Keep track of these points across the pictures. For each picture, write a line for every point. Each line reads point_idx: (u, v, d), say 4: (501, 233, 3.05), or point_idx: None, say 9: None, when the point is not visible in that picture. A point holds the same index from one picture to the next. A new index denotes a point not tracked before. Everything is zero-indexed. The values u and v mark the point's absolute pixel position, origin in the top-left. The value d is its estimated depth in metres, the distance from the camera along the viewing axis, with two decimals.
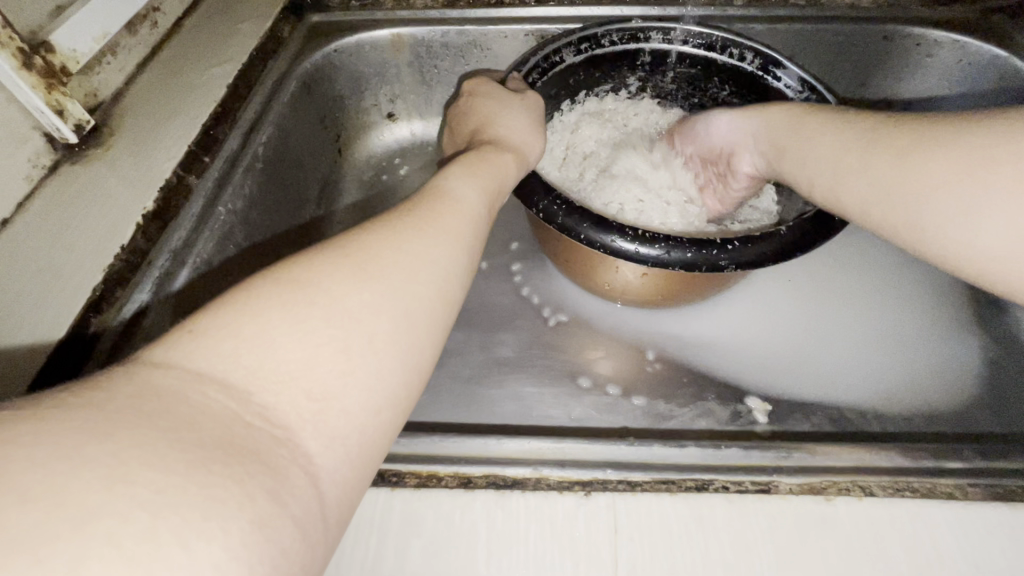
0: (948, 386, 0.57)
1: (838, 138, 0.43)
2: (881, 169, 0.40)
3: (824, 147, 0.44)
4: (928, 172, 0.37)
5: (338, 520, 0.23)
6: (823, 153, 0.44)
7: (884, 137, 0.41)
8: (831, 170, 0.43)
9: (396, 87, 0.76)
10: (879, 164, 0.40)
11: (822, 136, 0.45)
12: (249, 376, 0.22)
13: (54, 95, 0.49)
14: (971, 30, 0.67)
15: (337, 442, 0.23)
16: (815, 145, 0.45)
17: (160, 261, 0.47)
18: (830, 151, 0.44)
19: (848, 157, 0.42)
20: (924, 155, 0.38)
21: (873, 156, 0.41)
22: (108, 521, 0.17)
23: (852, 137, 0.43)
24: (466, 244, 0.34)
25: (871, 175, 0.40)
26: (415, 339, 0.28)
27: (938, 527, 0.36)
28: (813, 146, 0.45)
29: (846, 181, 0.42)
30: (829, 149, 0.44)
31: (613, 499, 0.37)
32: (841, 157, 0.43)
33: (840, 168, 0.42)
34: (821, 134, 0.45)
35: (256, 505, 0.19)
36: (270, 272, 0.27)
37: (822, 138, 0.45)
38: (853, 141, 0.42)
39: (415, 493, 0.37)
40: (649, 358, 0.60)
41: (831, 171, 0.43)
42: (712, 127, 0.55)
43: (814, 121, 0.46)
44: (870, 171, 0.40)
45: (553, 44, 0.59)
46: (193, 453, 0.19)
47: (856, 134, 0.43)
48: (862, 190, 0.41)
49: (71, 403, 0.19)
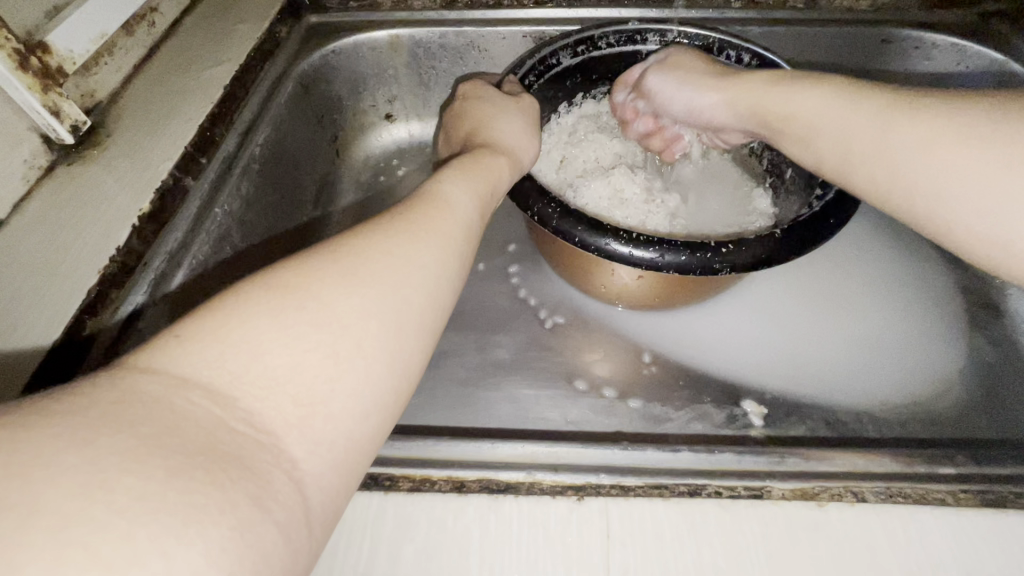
0: (941, 388, 0.58)
1: (849, 106, 0.42)
2: (896, 143, 0.39)
3: (834, 114, 0.42)
4: (943, 149, 0.36)
5: (324, 525, 0.24)
6: (832, 123, 0.42)
7: (900, 109, 0.39)
8: (843, 142, 0.42)
9: (393, 88, 0.76)
10: (892, 138, 0.39)
11: (825, 105, 0.43)
12: (235, 381, 0.22)
13: (50, 96, 0.49)
14: (968, 35, 0.67)
15: (324, 447, 0.23)
16: (821, 116, 0.43)
17: (156, 263, 0.47)
18: (838, 120, 0.42)
19: (860, 129, 0.41)
20: (938, 132, 0.37)
21: (887, 129, 0.39)
22: (88, 529, 0.17)
23: (866, 107, 0.41)
24: (458, 248, 0.34)
25: (885, 151, 0.39)
26: (405, 343, 0.28)
27: (928, 532, 0.36)
28: (817, 116, 0.43)
29: (860, 157, 0.41)
30: (838, 119, 0.42)
31: (606, 503, 0.37)
32: (852, 130, 0.41)
33: (852, 141, 0.41)
34: (821, 104, 0.43)
35: (238, 510, 0.19)
36: (260, 276, 0.27)
37: (824, 107, 0.43)
38: (866, 112, 0.41)
39: (408, 497, 0.37)
40: (645, 361, 0.60)
41: (838, 143, 0.42)
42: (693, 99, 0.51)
43: (808, 92, 0.44)
44: (881, 154, 0.40)
45: (550, 47, 0.59)
46: (175, 460, 0.19)
47: (868, 105, 0.41)
48: (875, 168, 0.40)
49: (55, 409, 0.19)
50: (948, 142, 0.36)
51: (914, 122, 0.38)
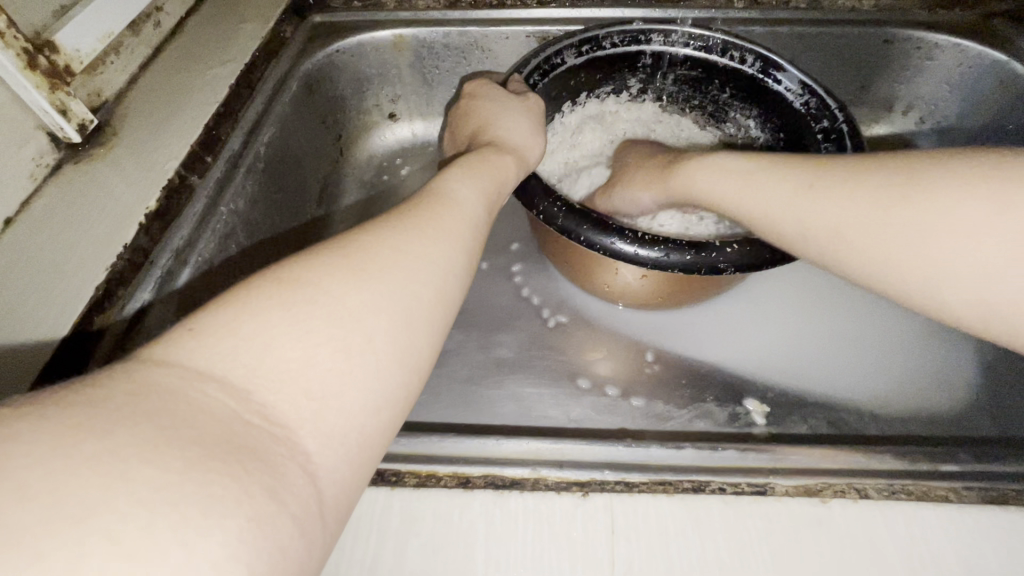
0: (943, 388, 0.58)
1: (773, 184, 0.42)
2: (822, 209, 0.40)
3: (761, 192, 0.43)
4: (868, 213, 0.38)
5: (337, 519, 0.24)
6: (758, 203, 0.43)
7: (814, 177, 0.41)
8: (765, 209, 0.42)
9: (397, 88, 0.76)
10: (815, 205, 0.40)
11: (749, 185, 0.44)
12: (249, 374, 0.23)
13: (57, 95, 0.49)
14: (972, 35, 0.67)
15: (337, 441, 0.24)
16: (744, 198, 0.44)
17: (162, 261, 0.48)
18: (762, 199, 0.43)
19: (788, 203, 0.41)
20: (860, 195, 0.38)
21: (818, 200, 0.40)
22: (108, 520, 0.17)
23: (792, 181, 0.42)
24: (465, 246, 0.34)
25: (811, 215, 0.40)
26: (415, 339, 0.28)
27: (931, 528, 0.36)
28: (743, 197, 0.44)
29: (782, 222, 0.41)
30: (764, 199, 0.42)
31: (611, 499, 0.37)
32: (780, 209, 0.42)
33: (782, 216, 0.41)
34: (741, 188, 0.44)
35: (254, 501, 0.20)
36: (270, 272, 0.27)
37: (749, 187, 0.44)
38: (791, 187, 0.41)
39: (414, 492, 0.37)
40: (648, 359, 0.60)
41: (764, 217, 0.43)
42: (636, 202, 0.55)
43: (728, 181, 0.45)
44: (813, 223, 0.40)
45: (553, 48, 0.59)
46: (192, 451, 0.19)
47: (792, 181, 0.42)
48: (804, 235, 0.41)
49: (73, 400, 0.20)
50: (879, 213, 0.37)
51: (838, 192, 0.39)
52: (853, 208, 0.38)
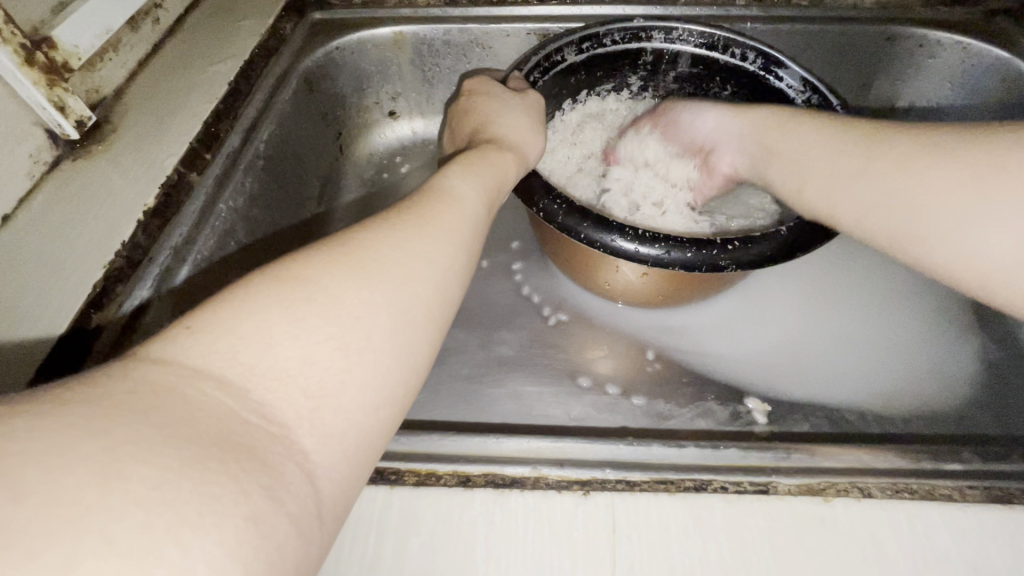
0: (944, 387, 0.57)
1: (839, 140, 0.44)
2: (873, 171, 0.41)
3: (824, 147, 0.45)
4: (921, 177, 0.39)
5: (335, 518, 0.24)
6: (818, 156, 0.45)
7: (872, 142, 0.42)
8: (821, 165, 0.44)
9: (397, 86, 0.76)
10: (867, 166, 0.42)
11: (815, 139, 0.46)
12: (247, 372, 0.22)
13: (55, 91, 0.49)
14: (974, 33, 0.67)
15: (335, 439, 0.24)
16: (806, 148, 0.46)
17: (161, 258, 0.48)
18: (826, 150, 0.45)
19: (848, 160, 0.43)
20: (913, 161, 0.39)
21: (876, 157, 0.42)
22: (102, 519, 0.17)
23: (856, 141, 0.43)
24: (465, 243, 0.34)
25: (863, 175, 0.42)
26: (414, 337, 0.28)
27: (935, 528, 0.36)
28: (810, 146, 0.46)
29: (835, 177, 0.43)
30: (826, 152, 0.44)
31: (612, 498, 0.37)
32: (837, 164, 0.43)
33: (836, 172, 0.43)
34: (808, 141, 0.46)
35: (251, 501, 0.20)
36: (268, 269, 0.27)
37: (818, 138, 0.46)
38: (855, 145, 0.43)
39: (413, 491, 0.37)
40: (649, 358, 0.60)
41: (819, 172, 0.44)
42: (700, 117, 0.56)
43: (800, 131, 0.47)
44: (863, 180, 0.42)
45: (554, 44, 0.59)
46: (188, 450, 0.19)
47: (859, 139, 0.43)
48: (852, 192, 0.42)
49: (68, 398, 0.19)
50: (927, 175, 0.38)
51: (894, 157, 0.41)
52: (904, 169, 0.40)
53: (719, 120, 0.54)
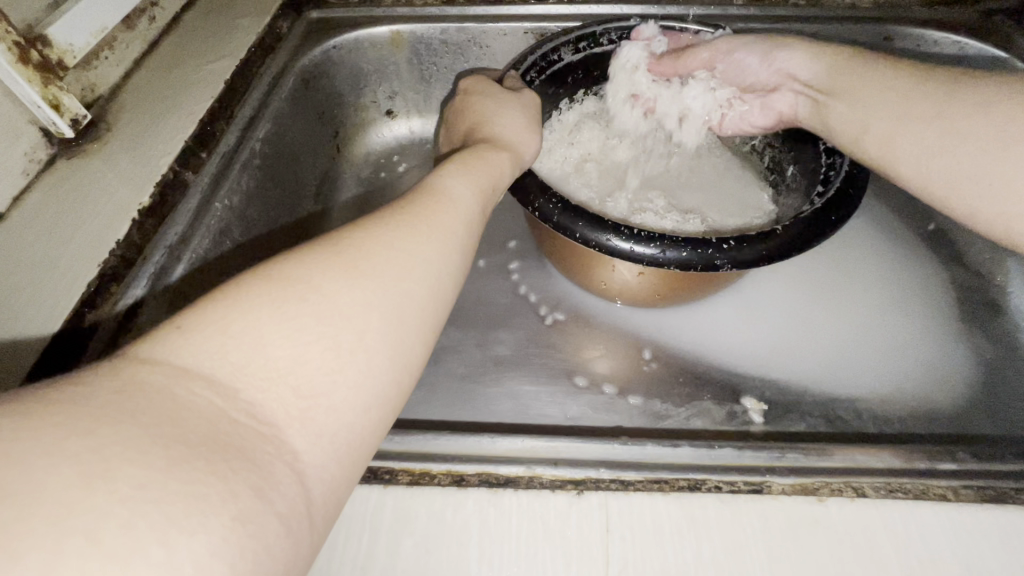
0: (942, 387, 0.57)
1: (908, 89, 0.46)
2: (934, 121, 0.44)
3: (893, 94, 0.47)
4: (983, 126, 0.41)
5: (325, 518, 0.24)
6: (886, 104, 0.47)
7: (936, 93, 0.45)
8: (882, 115, 0.47)
9: (394, 84, 0.76)
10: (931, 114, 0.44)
11: (883, 87, 0.48)
12: (237, 372, 0.22)
13: (50, 89, 0.49)
14: (971, 33, 0.67)
15: (325, 439, 0.23)
16: (873, 96, 0.48)
17: (156, 257, 0.47)
18: (895, 98, 0.47)
19: (917, 107, 0.45)
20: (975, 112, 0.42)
21: (945, 103, 0.44)
22: (88, 519, 0.17)
23: (924, 90, 0.45)
24: (460, 242, 0.34)
25: (923, 125, 0.44)
26: (407, 335, 0.28)
27: (929, 527, 0.36)
28: (878, 93, 0.48)
29: (895, 126, 0.46)
30: (894, 100, 0.47)
31: (606, 498, 0.37)
32: (905, 111, 0.46)
33: (900, 121, 0.46)
34: (873, 92, 0.48)
35: (239, 501, 0.19)
36: (260, 268, 0.26)
37: (887, 86, 0.48)
38: (924, 93, 0.45)
39: (407, 490, 0.37)
40: (646, 358, 0.60)
41: (884, 123, 0.47)
42: (767, 57, 0.56)
43: (869, 79, 0.49)
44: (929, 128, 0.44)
45: (550, 44, 0.59)
46: (176, 450, 0.19)
47: (927, 87, 0.45)
48: (912, 140, 0.45)
49: (55, 398, 0.19)
50: (996, 119, 0.41)
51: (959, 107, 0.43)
52: (973, 115, 0.42)
53: (792, 61, 0.55)
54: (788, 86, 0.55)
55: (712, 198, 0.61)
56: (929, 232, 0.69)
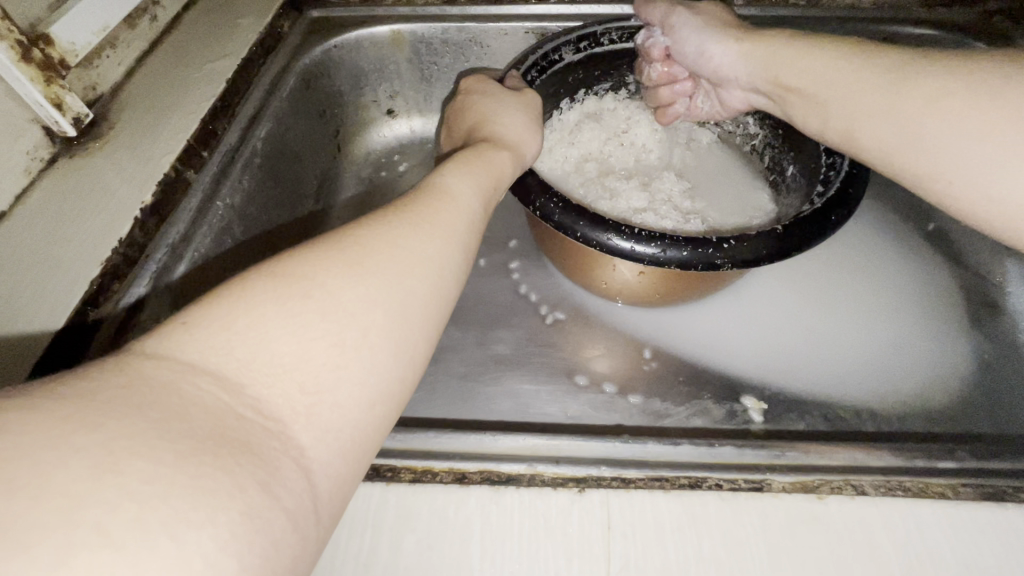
0: (940, 386, 0.58)
1: (856, 72, 0.43)
2: (889, 109, 0.40)
3: (845, 79, 0.43)
4: (941, 117, 0.38)
5: (331, 514, 0.24)
6: (840, 94, 0.44)
7: (895, 74, 0.41)
8: (840, 103, 0.44)
9: (395, 83, 0.76)
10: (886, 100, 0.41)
11: (834, 75, 0.44)
12: (243, 368, 0.22)
13: (52, 88, 0.49)
14: (969, 33, 0.67)
15: (331, 435, 0.24)
16: (828, 87, 0.44)
17: (158, 255, 0.47)
18: (847, 83, 0.43)
19: (872, 91, 0.41)
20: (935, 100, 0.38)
21: (894, 87, 0.40)
22: (97, 512, 0.17)
23: (874, 71, 0.42)
24: (462, 241, 0.34)
25: (880, 115, 0.41)
26: (410, 333, 0.28)
27: (929, 526, 0.36)
28: (831, 80, 0.44)
29: (853, 114, 0.43)
30: (849, 86, 0.43)
31: (607, 496, 0.37)
32: (857, 101, 0.42)
33: (856, 108, 0.43)
34: (828, 75, 0.44)
35: (246, 495, 0.20)
36: (263, 265, 0.27)
37: (837, 69, 0.44)
38: (873, 75, 0.42)
39: (410, 488, 0.37)
40: (646, 357, 0.60)
41: (843, 112, 0.44)
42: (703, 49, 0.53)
43: (817, 68, 0.45)
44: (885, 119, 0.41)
45: (552, 44, 0.59)
46: (183, 444, 0.19)
47: (878, 69, 0.42)
48: (872, 127, 0.42)
49: (61, 392, 0.19)
50: (948, 101, 0.37)
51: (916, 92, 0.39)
52: (924, 96, 0.39)
53: (729, 57, 0.52)
54: (734, 82, 0.54)
55: (716, 197, 0.62)
56: (928, 232, 0.69)
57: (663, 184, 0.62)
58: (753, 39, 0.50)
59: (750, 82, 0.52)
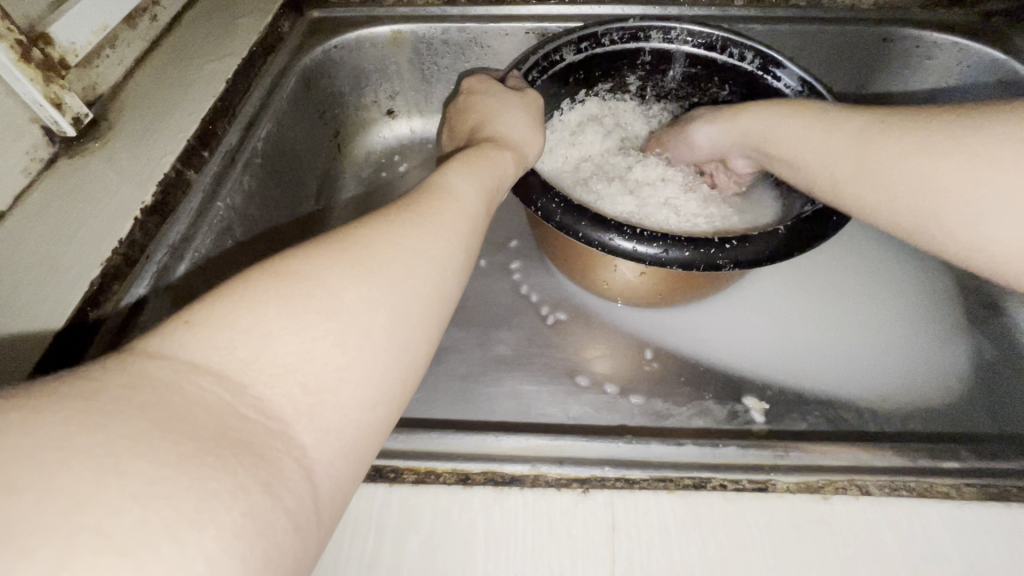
0: (939, 385, 0.58)
1: (844, 120, 0.45)
2: (881, 160, 0.42)
3: (833, 124, 0.46)
4: (931, 170, 0.39)
5: (332, 514, 0.24)
6: (813, 143, 0.46)
7: (884, 132, 0.43)
8: (831, 153, 0.45)
9: (395, 84, 0.76)
10: (880, 152, 0.42)
11: (801, 125, 0.47)
12: (246, 368, 0.22)
13: (52, 88, 0.49)
14: (970, 33, 0.67)
15: (333, 435, 0.24)
16: (799, 135, 0.47)
17: (158, 255, 0.47)
18: (842, 124, 0.45)
19: (866, 137, 0.43)
20: (926, 154, 0.40)
21: (877, 140, 0.43)
22: (98, 515, 0.17)
23: (870, 118, 0.44)
24: (464, 240, 0.34)
25: (872, 163, 0.42)
26: (412, 332, 0.28)
27: (935, 526, 0.36)
28: (806, 133, 0.47)
29: (845, 164, 0.44)
30: (833, 135, 0.45)
31: (611, 496, 0.37)
32: (839, 145, 0.45)
33: (846, 162, 0.44)
34: (806, 123, 0.47)
35: (249, 497, 0.19)
36: (266, 264, 0.26)
37: (819, 115, 0.47)
38: (868, 123, 0.44)
39: (412, 489, 0.37)
40: (647, 357, 0.60)
41: (833, 168, 0.45)
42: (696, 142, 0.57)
43: (790, 118, 0.48)
44: (877, 169, 0.42)
45: (553, 44, 0.59)
46: (186, 445, 0.19)
47: (867, 119, 0.44)
48: (861, 178, 0.43)
49: (62, 392, 0.19)
50: (932, 141, 0.40)
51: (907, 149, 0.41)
52: (903, 144, 0.41)
53: (710, 136, 0.56)
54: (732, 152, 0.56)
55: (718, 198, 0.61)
56: None
57: (669, 181, 0.60)
58: (730, 116, 0.54)
59: (739, 147, 0.54)
